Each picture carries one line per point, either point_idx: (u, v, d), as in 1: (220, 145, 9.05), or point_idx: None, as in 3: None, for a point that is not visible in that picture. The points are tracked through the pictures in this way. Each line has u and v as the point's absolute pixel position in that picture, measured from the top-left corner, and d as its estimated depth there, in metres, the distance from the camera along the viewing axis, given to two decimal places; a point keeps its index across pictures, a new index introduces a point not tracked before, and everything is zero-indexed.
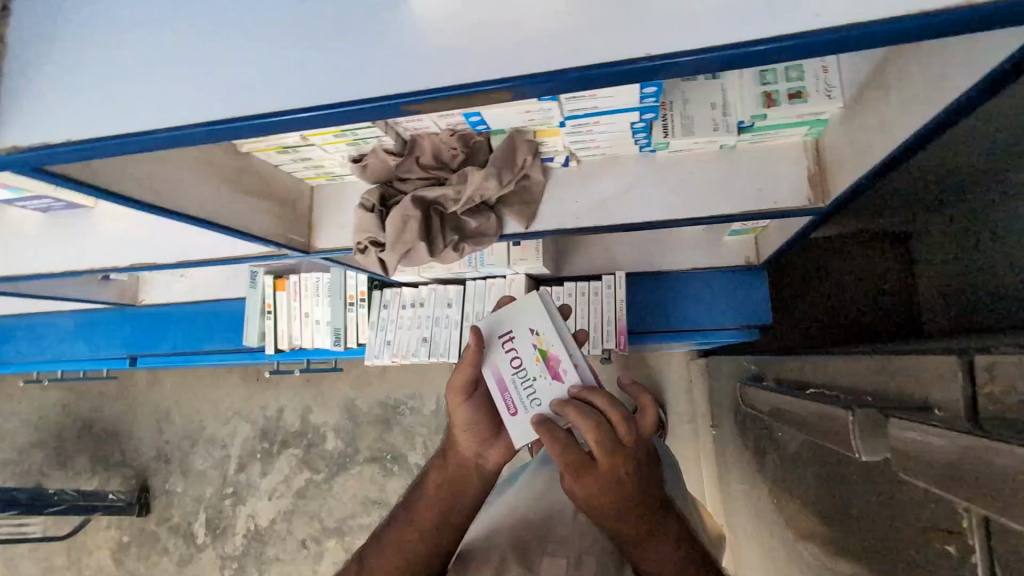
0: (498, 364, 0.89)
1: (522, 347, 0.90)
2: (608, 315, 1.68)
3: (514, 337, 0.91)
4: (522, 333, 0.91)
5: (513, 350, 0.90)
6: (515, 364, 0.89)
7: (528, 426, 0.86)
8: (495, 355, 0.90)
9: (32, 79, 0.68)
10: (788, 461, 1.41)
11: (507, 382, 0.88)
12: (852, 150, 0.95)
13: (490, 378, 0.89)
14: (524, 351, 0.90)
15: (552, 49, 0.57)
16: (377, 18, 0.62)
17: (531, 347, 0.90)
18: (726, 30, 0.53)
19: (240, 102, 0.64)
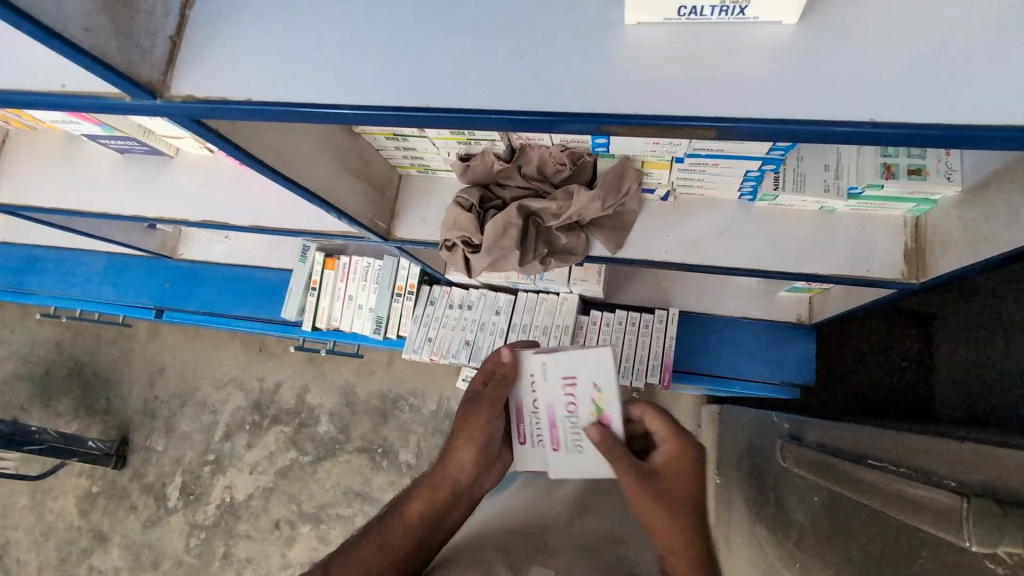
0: (557, 404, 0.99)
1: (582, 396, 0.97)
2: (654, 350, 1.69)
3: (578, 387, 0.97)
4: (585, 384, 0.97)
5: (571, 396, 0.98)
6: (569, 408, 0.98)
7: (566, 461, 0.99)
8: (553, 394, 0.98)
9: (213, 31, 0.67)
10: (813, 522, 1.42)
11: (557, 421, 0.98)
12: (966, 236, 0.97)
13: (545, 414, 0.99)
14: (583, 401, 0.97)
15: (771, 97, 0.56)
16: (588, 32, 0.61)
17: (589, 399, 0.97)
18: (953, 110, 0.53)
19: (429, 92, 0.63)
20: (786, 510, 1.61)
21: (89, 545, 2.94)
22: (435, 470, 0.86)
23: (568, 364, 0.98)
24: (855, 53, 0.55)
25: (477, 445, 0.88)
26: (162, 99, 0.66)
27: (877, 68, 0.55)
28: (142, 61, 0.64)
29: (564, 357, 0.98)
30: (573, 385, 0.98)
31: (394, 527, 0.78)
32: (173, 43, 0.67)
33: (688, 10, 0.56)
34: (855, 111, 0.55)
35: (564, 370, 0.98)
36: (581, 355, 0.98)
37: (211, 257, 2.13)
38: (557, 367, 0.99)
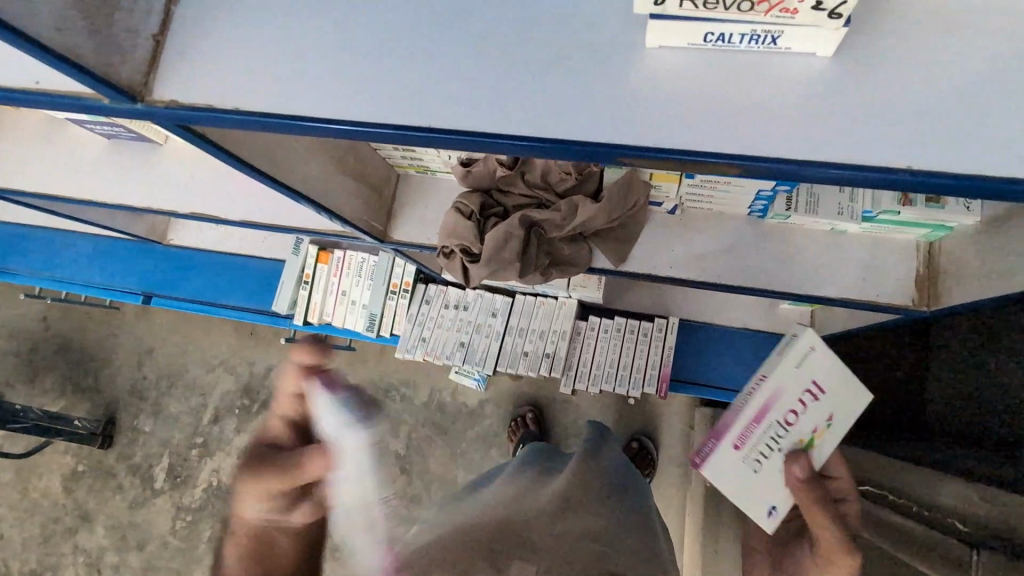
0: None
1: (810, 416, 0.97)
2: (650, 357, 1.67)
3: None
4: (823, 407, 0.97)
5: None
6: None
7: None
8: None
9: (200, 32, 0.62)
10: None
11: (766, 420, 0.97)
12: (982, 268, 0.94)
13: None
14: (809, 420, 0.97)
15: (799, 136, 0.52)
16: (607, 52, 0.56)
17: (812, 427, 0.96)
18: (993, 162, 0.49)
19: (433, 110, 0.58)
20: None
21: (73, 524, 2.92)
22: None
23: (831, 377, 0.96)
24: (894, 91, 0.51)
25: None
26: (143, 103, 0.61)
27: (915, 111, 0.51)
28: (121, 63, 0.59)
29: (836, 374, 0.97)
30: None
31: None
32: (156, 42, 0.62)
33: (716, 36, 0.51)
34: (891, 157, 0.51)
35: (816, 373, 0.97)
36: (855, 388, 0.96)
37: (202, 243, 2.07)
38: (820, 372, 0.97)
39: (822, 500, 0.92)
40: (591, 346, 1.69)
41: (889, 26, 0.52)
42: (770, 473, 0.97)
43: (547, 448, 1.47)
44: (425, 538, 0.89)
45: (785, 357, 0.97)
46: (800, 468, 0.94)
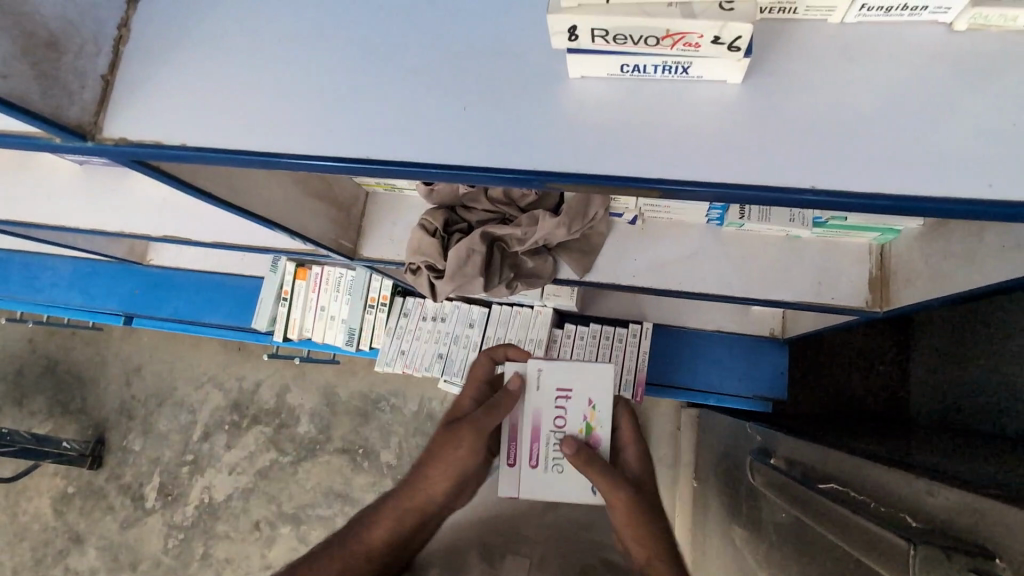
0: (544, 414, 0.93)
1: (573, 412, 0.92)
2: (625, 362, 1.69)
3: (571, 401, 0.93)
4: (579, 401, 0.93)
5: (560, 411, 0.93)
6: (558, 423, 0.93)
7: (539, 481, 0.92)
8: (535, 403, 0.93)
9: (150, 71, 0.64)
10: (782, 538, 1.44)
11: (541, 433, 0.93)
12: (926, 270, 0.97)
13: (527, 425, 0.93)
14: (572, 416, 0.92)
15: (714, 158, 0.55)
16: (536, 82, 0.59)
17: (577, 416, 0.92)
18: (896, 180, 0.52)
19: (371, 141, 0.61)
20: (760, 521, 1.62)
21: (65, 545, 2.91)
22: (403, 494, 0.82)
23: (569, 375, 0.93)
24: (806, 115, 0.54)
25: (453, 473, 0.83)
26: (92, 140, 0.63)
27: (821, 133, 0.54)
28: (70, 104, 0.61)
29: (570, 364, 0.94)
30: (566, 400, 0.93)
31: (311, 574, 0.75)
32: (106, 81, 0.64)
33: (632, 67, 0.54)
34: (799, 177, 0.53)
35: (559, 380, 0.94)
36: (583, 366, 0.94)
37: (182, 262, 2.08)
38: (557, 377, 0.94)
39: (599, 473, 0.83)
40: (567, 354, 1.71)
41: (797, 52, 0.55)
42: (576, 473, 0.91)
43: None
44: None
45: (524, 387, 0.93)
46: (565, 447, 0.84)
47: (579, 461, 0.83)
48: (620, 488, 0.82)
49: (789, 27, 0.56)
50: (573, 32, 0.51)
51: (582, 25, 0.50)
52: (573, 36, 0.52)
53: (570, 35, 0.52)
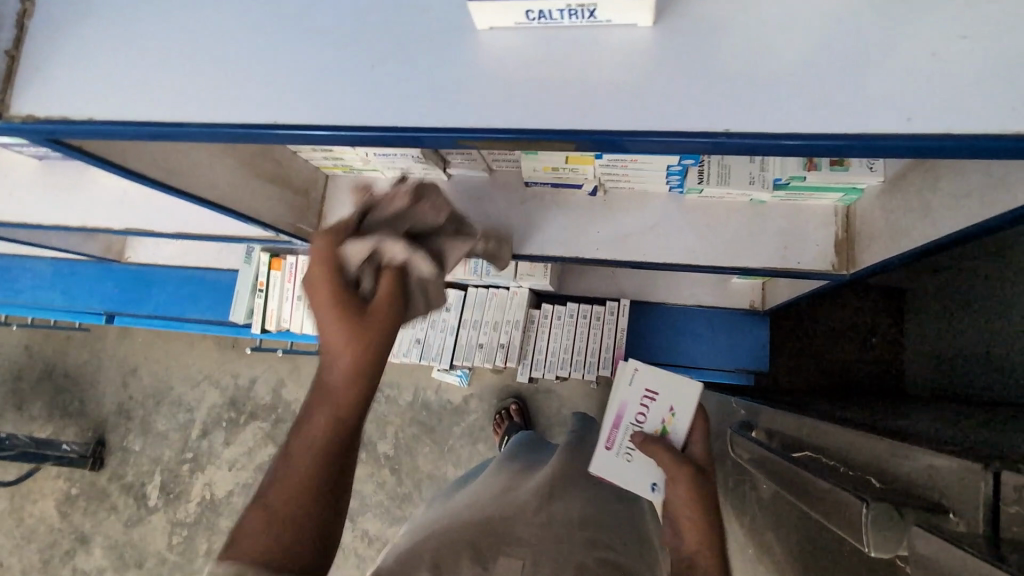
0: (630, 407, 1.25)
1: (656, 411, 1.23)
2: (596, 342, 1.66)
3: (656, 401, 1.23)
4: (661, 403, 1.22)
5: (645, 409, 1.24)
6: (640, 417, 1.23)
7: (610, 462, 1.21)
8: (631, 402, 1.25)
9: (56, 45, 0.62)
10: (766, 511, 1.45)
11: (623, 423, 1.25)
12: (886, 227, 0.94)
13: (613, 413, 1.26)
14: (653, 415, 1.22)
15: (626, 106, 0.53)
16: (444, 37, 0.57)
17: (658, 416, 1.21)
18: (810, 120, 0.50)
19: (282, 107, 0.59)
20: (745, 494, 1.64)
21: (71, 546, 2.94)
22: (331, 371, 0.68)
23: (658, 382, 1.24)
24: (718, 56, 0.52)
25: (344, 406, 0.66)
26: (1, 119, 0.62)
27: (736, 77, 0.51)
28: None
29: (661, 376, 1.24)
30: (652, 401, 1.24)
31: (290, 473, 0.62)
32: (11, 57, 0.62)
33: (536, 14, 0.52)
34: (712, 121, 0.51)
35: (654, 384, 1.25)
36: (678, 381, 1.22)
37: (163, 259, 2.07)
38: (650, 381, 1.25)
39: (658, 444, 1.09)
40: (546, 334, 1.70)
41: None
42: (641, 462, 1.20)
43: (530, 438, 1.53)
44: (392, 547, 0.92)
45: (618, 381, 1.28)
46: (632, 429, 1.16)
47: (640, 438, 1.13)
48: (678, 463, 0.99)
49: None
50: None
51: None
52: None
53: None
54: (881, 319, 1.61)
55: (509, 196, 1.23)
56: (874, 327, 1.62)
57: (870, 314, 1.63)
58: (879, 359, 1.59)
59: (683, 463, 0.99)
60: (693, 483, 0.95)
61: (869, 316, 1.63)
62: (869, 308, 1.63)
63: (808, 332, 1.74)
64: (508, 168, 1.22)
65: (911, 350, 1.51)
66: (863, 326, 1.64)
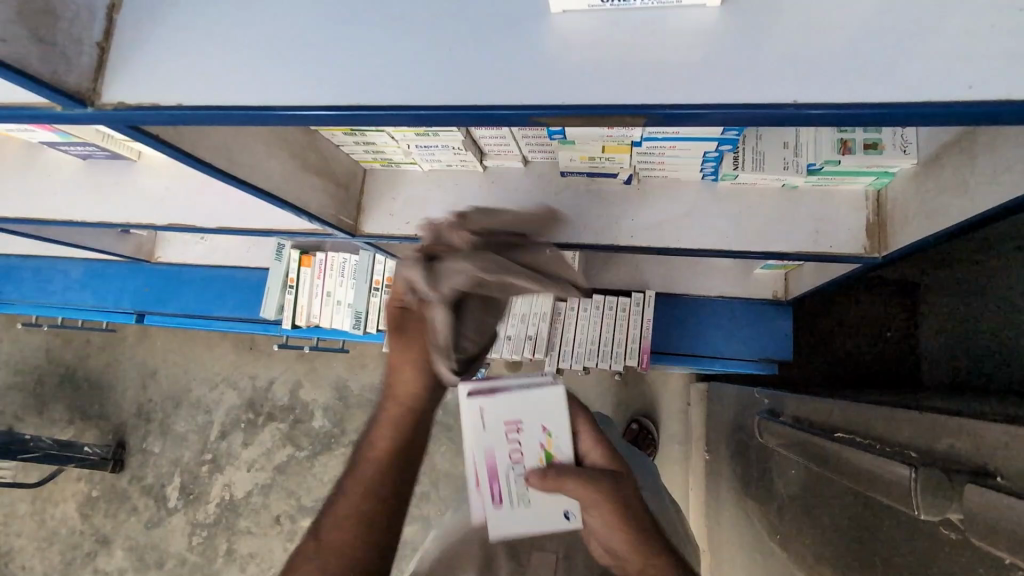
0: (500, 453, 0.95)
1: (529, 438, 0.94)
2: (511, 472, 0.95)
3: (523, 428, 0.94)
4: (532, 425, 0.94)
5: (518, 441, 0.94)
6: (515, 456, 0.95)
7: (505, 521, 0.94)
8: (500, 443, 0.95)
9: (146, 35, 0.66)
10: (805, 497, 1.49)
11: (500, 473, 0.95)
12: (922, 209, 0.97)
13: (483, 464, 0.95)
14: (527, 449, 0.94)
15: (699, 82, 0.56)
16: (518, 23, 0.60)
17: (536, 441, 0.93)
18: (875, 90, 0.53)
19: (363, 90, 0.62)
20: (778, 482, 1.67)
21: (92, 548, 2.97)
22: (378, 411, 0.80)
23: (520, 402, 0.95)
24: (783, 33, 0.55)
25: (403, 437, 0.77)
26: (92, 107, 0.65)
27: (799, 53, 0.54)
28: (68, 70, 0.63)
29: (508, 398, 0.96)
30: (519, 429, 0.95)
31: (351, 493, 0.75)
32: (101, 49, 0.66)
33: None
34: (781, 94, 0.54)
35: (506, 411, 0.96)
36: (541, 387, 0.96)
37: (191, 258, 2.11)
38: (512, 405, 0.96)
39: (565, 476, 0.87)
40: (572, 327, 1.72)
41: None
42: (542, 504, 0.94)
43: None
44: (428, 554, 1.01)
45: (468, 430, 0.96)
46: (534, 477, 0.89)
47: (548, 480, 0.88)
48: (593, 490, 0.84)
49: None
50: None
51: None
52: None
53: None
54: (897, 310, 1.61)
55: (543, 187, 1.26)
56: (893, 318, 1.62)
57: (886, 308, 1.64)
58: (891, 350, 1.61)
59: (596, 488, 0.85)
60: (621, 514, 0.82)
61: (884, 311, 1.64)
62: (886, 300, 1.63)
63: (822, 323, 1.75)
64: (544, 159, 1.25)
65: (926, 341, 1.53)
66: (877, 318, 1.65)
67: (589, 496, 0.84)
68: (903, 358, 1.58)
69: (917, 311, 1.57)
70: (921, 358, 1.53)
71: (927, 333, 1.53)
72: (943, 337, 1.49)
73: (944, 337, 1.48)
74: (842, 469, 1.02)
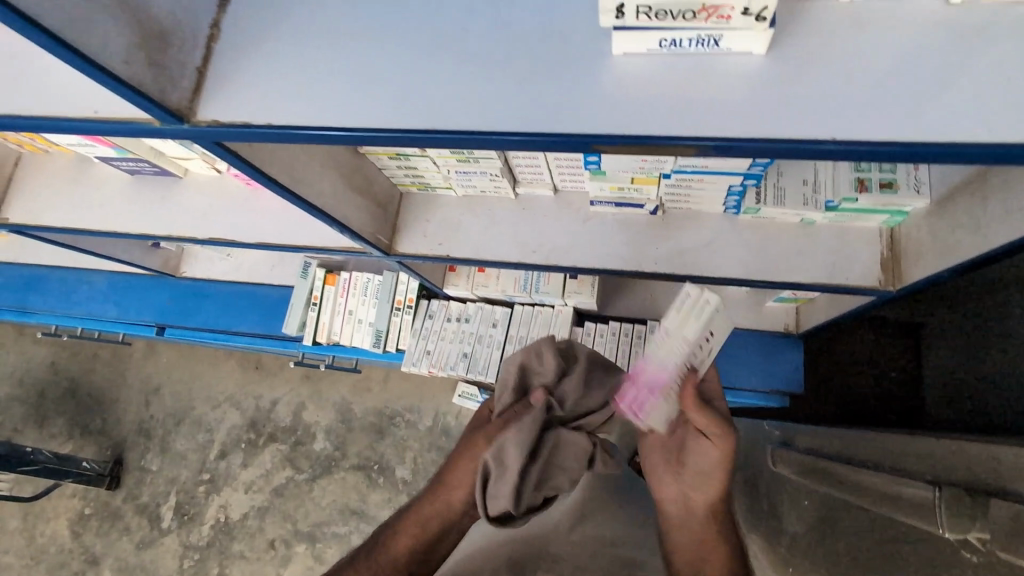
0: (688, 354, 0.85)
1: (710, 354, 0.86)
2: (680, 379, 0.87)
3: (711, 345, 0.85)
4: (714, 345, 0.86)
5: (703, 353, 0.85)
6: (694, 362, 0.86)
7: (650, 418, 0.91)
8: (690, 352, 0.84)
9: (240, 61, 0.73)
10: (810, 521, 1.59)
11: (670, 382, 0.87)
12: (934, 245, 1.03)
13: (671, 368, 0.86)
14: (707, 356, 0.86)
15: (747, 119, 0.62)
16: (581, 61, 0.67)
17: (710, 359, 0.87)
18: (904, 131, 0.59)
19: (437, 115, 0.69)
20: (783, 508, 1.74)
21: (80, 568, 2.90)
22: (426, 502, 0.94)
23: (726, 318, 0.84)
24: (822, 79, 0.62)
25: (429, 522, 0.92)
26: (188, 123, 0.71)
27: (840, 98, 0.61)
28: (172, 89, 0.69)
29: (723, 315, 0.84)
30: (707, 341, 0.85)
31: (387, 560, 0.89)
32: (200, 72, 0.72)
33: (669, 42, 0.63)
34: (820, 131, 0.60)
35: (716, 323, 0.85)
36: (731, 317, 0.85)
37: (213, 275, 2.16)
38: (718, 318, 0.84)
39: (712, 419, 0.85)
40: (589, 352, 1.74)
41: (812, 28, 0.64)
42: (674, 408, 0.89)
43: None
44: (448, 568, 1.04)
45: (685, 315, 0.84)
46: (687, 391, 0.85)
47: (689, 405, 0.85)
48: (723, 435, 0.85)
49: (805, 5, 0.65)
50: (620, 10, 0.61)
51: (630, 2, 0.60)
52: (619, 13, 0.61)
53: (617, 13, 0.61)
54: (900, 351, 1.61)
55: (569, 215, 1.33)
56: (894, 357, 1.61)
57: (888, 346, 1.63)
58: (888, 389, 1.61)
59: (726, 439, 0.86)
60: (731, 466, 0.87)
61: (887, 348, 1.63)
62: (888, 340, 1.63)
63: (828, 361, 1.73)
64: (572, 189, 1.32)
65: (930, 383, 1.53)
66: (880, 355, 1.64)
67: (717, 442, 0.85)
68: (898, 399, 1.58)
69: (918, 354, 1.57)
70: (919, 398, 1.54)
71: (930, 377, 1.53)
72: (946, 381, 1.49)
73: (947, 382, 1.49)
74: (860, 492, 1.14)
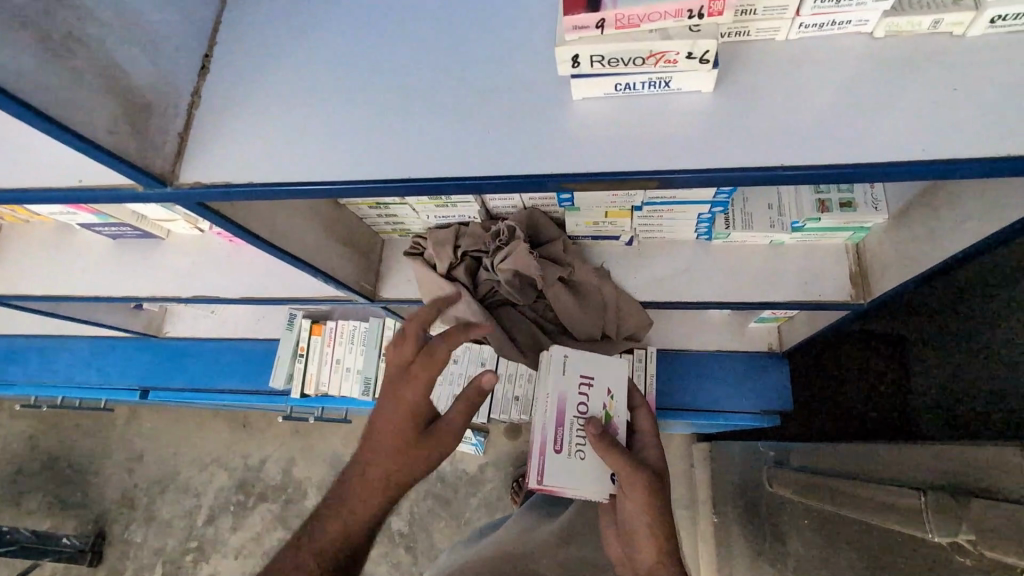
0: (569, 399, 1.06)
1: (594, 396, 1.07)
2: (575, 421, 1.05)
3: (593, 387, 1.07)
4: (599, 389, 1.08)
5: (585, 396, 1.07)
6: (580, 408, 1.06)
7: (564, 466, 1.01)
8: (569, 395, 1.06)
9: (221, 126, 0.76)
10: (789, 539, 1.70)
11: (567, 420, 1.04)
12: (897, 259, 1.09)
13: (555, 411, 1.05)
14: (593, 401, 1.07)
15: (703, 152, 0.66)
16: (547, 107, 0.72)
17: (599, 401, 1.06)
18: (850, 154, 0.63)
19: (414, 165, 0.72)
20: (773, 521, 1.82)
21: None
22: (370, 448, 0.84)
23: (596, 367, 1.09)
24: (772, 113, 0.66)
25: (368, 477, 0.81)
26: (171, 186, 0.74)
27: (784, 128, 0.66)
28: (155, 156, 0.72)
29: (589, 359, 1.10)
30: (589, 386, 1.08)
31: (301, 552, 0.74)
32: (182, 139, 0.76)
33: (624, 86, 0.68)
34: (773, 160, 0.65)
35: (592, 369, 1.09)
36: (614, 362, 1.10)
37: (197, 333, 2.14)
38: (589, 367, 1.09)
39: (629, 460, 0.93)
40: None
41: (753, 67, 0.69)
42: (594, 460, 1.03)
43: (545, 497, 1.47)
44: None
45: (553, 369, 1.07)
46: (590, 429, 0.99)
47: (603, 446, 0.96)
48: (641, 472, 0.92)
49: (745, 46, 0.70)
50: (575, 60, 0.66)
51: (583, 53, 0.64)
52: (575, 63, 0.66)
53: (573, 63, 0.66)
54: None
55: None
56: None
57: None
58: None
59: (646, 475, 0.92)
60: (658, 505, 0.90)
61: None
62: None
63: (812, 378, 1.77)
64: None
65: None
66: None
67: (631, 480, 0.92)
68: None
69: None
70: None
71: None
72: None
73: None
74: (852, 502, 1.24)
